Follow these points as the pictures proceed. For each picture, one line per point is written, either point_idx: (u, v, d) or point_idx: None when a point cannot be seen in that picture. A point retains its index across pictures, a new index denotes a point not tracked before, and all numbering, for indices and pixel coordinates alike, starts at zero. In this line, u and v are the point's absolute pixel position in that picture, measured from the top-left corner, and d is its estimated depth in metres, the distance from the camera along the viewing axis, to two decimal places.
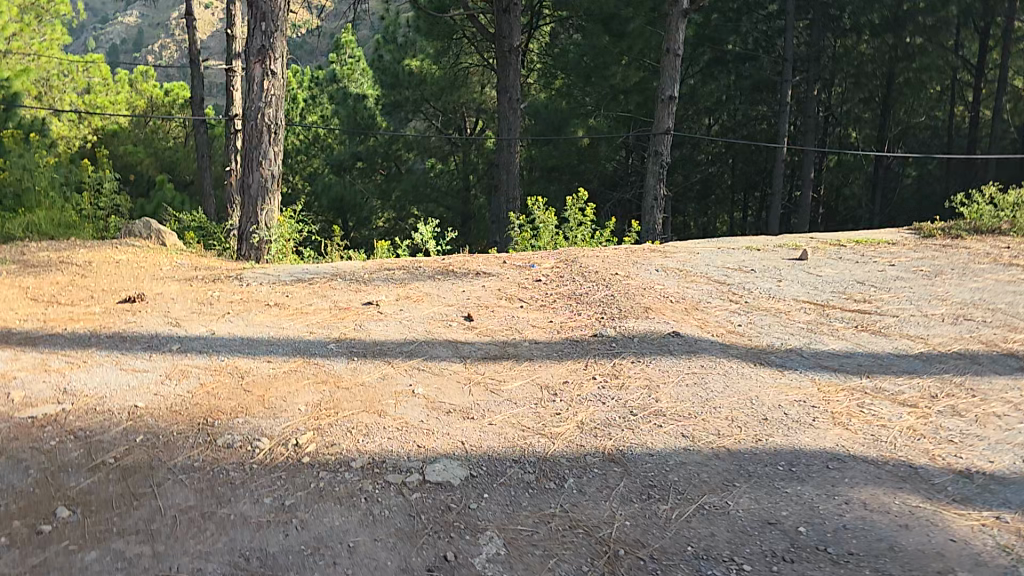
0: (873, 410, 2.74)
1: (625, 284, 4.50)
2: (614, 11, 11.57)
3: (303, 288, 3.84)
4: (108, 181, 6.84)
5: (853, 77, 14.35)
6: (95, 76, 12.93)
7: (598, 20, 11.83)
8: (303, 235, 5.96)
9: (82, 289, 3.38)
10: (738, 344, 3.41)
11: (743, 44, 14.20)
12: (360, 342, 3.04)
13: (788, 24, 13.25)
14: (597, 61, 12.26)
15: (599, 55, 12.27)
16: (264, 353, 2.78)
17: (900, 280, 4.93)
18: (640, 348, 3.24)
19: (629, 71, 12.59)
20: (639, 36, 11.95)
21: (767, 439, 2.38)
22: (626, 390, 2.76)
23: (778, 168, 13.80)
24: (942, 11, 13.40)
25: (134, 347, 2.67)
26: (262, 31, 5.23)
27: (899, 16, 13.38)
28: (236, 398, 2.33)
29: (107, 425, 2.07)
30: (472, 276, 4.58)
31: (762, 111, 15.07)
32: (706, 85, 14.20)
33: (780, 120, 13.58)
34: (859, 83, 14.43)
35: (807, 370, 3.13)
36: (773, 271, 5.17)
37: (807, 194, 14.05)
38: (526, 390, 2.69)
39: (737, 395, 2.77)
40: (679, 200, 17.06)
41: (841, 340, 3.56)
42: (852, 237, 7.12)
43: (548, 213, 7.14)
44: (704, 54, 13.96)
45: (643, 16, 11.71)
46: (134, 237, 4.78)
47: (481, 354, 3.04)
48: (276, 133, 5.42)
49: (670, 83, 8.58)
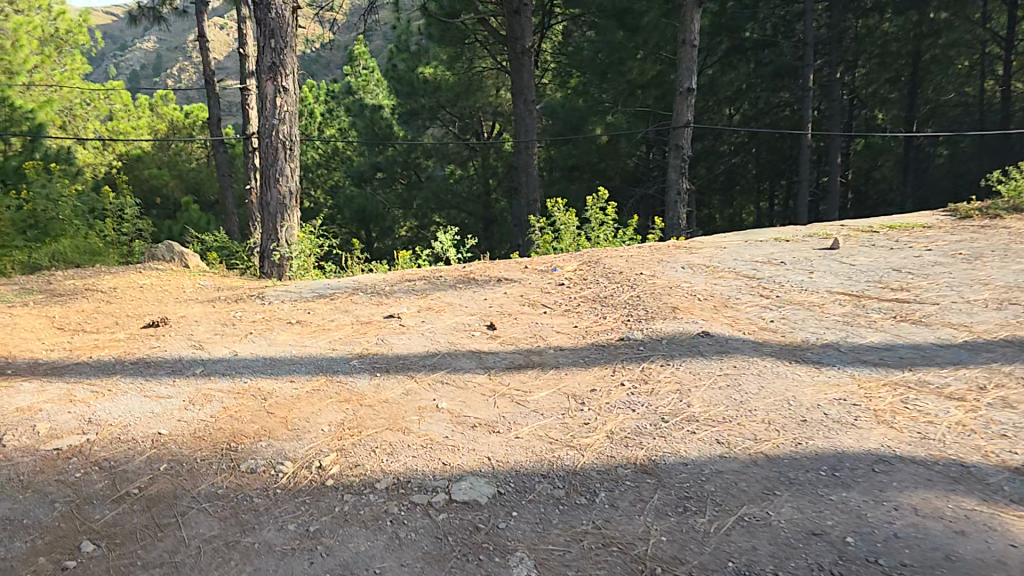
0: (919, 406, 2.60)
1: (650, 283, 4.41)
2: (627, 4, 11.36)
3: (324, 304, 3.84)
4: (129, 207, 6.98)
5: (878, 56, 14.39)
6: (117, 103, 13.31)
7: (611, 16, 11.71)
8: (324, 250, 5.98)
9: (107, 315, 3.42)
10: (771, 341, 3.30)
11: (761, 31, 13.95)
12: (382, 357, 3.00)
13: (806, 7, 12.95)
14: (612, 57, 12.14)
15: (615, 51, 12.09)
16: (286, 372, 2.77)
17: (939, 265, 4.74)
18: (669, 351, 3.15)
19: (646, 65, 12.36)
20: (654, 28, 11.66)
21: (807, 442, 2.27)
22: (656, 395, 2.68)
23: (804, 155, 13.50)
24: None
25: (158, 372, 2.67)
26: (272, 48, 5.25)
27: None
28: (259, 420, 2.31)
29: (131, 454, 2.06)
30: (493, 283, 4.53)
31: (784, 98, 14.77)
32: (725, 74, 13.96)
33: (803, 106, 13.28)
34: (883, 62, 14.50)
35: (845, 365, 3.00)
36: (804, 263, 5.01)
37: (835, 179, 13.70)
38: (552, 400, 2.62)
39: (774, 396, 2.66)
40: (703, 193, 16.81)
41: (880, 332, 3.41)
42: (884, 223, 6.90)
43: (569, 215, 7.08)
44: (722, 44, 13.74)
45: (658, 8, 11.44)
46: (158, 260, 4.83)
47: (505, 364, 2.98)
48: (291, 149, 5.45)
49: (687, 75, 8.42)
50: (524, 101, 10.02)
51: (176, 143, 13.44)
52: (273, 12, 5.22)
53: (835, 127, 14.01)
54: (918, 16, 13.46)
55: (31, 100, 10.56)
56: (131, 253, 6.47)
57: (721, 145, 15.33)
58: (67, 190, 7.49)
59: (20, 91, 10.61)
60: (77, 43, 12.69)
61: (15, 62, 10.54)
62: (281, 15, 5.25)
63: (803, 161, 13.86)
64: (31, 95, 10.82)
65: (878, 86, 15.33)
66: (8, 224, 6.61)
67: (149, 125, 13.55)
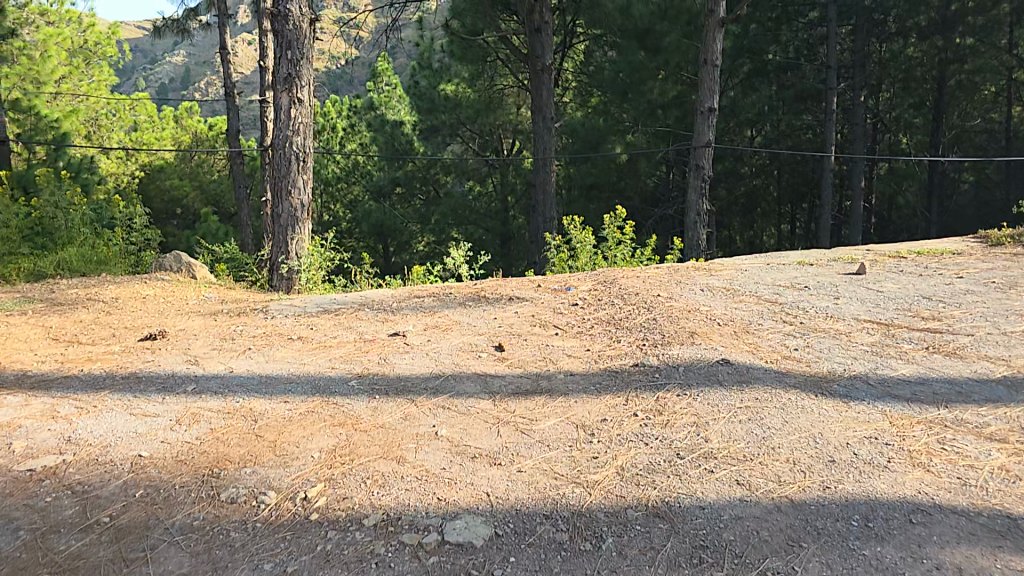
0: (956, 447, 2.40)
1: (667, 305, 4.24)
2: (648, 26, 11.57)
3: (328, 320, 3.72)
4: (139, 217, 6.95)
5: (901, 81, 14.18)
6: (142, 114, 13.50)
7: (633, 36, 11.72)
8: (334, 264, 5.87)
9: (105, 326, 3.33)
10: (795, 371, 3.10)
11: (783, 54, 13.94)
12: (382, 378, 2.86)
13: (830, 30, 12.82)
14: (633, 78, 12.19)
15: (637, 72, 12.13)
16: (281, 392, 2.64)
17: (971, 294, 4.51)
18: (686, 380, 2.96)
19: (666, 86, 12.30)
20: (676, 49, 11.84)
21: (835, 486, 2.08)
22: (671, 427, 2.50)
23: (827, 178, 13.25)
24: (996, 10, 12.77)
25: (147, 389, 2.55)
26: (289, 59, 5.22)
27: (948, 18, 12.85)
28: (246, 444, 2.18)
29: (107, 478, 1.93)
30: (505, 301, 4.39)
31: (808, 121, 14.57)
32: (747, 96, 13.51)
33: (826, 128, 13.09)
34: (907, 87, 14.23)
35: (874, 400, 2.79)
36: (829, 288, 4.81)
37: (858, 203, 13.44)
38: (559, 430, 2.45)
39: (798, 432, 2.47)
40: (723, 215, 16.56)
41: (911, 364, 3.21)
42: (912, 247, 6.67)
43: (585, 232, 6.91)
44: (744, 66, 13.43)
45: (678, 29, 11.67)
46: (165, 271, 4.77)
47: (511, 390, 2.81)
48: (304, 162, 5.40)
49: (708, 95, 8.27)
50: (543, 118, 9.95)
51: (199, 155, 13.51)
52: (291, 24, 5.19)
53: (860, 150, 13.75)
54: (943, 41, 13.29)
55: (58, 109, 10.78)
56: (141, 263, 6.48)
57: (743, 167, 15.14)
58: (79, 197, 7.49)
59: (47, 100, 10.78)
60: (105, 55, 12.84)
61: (43, 72, 10.69)
62: (298, 26, 5.22)
63: (826, 184, 13.60)
64: (59, 105, 11.03)
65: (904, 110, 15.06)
66: (16, 232, 6.59)
67: (173, 136, 13.70)
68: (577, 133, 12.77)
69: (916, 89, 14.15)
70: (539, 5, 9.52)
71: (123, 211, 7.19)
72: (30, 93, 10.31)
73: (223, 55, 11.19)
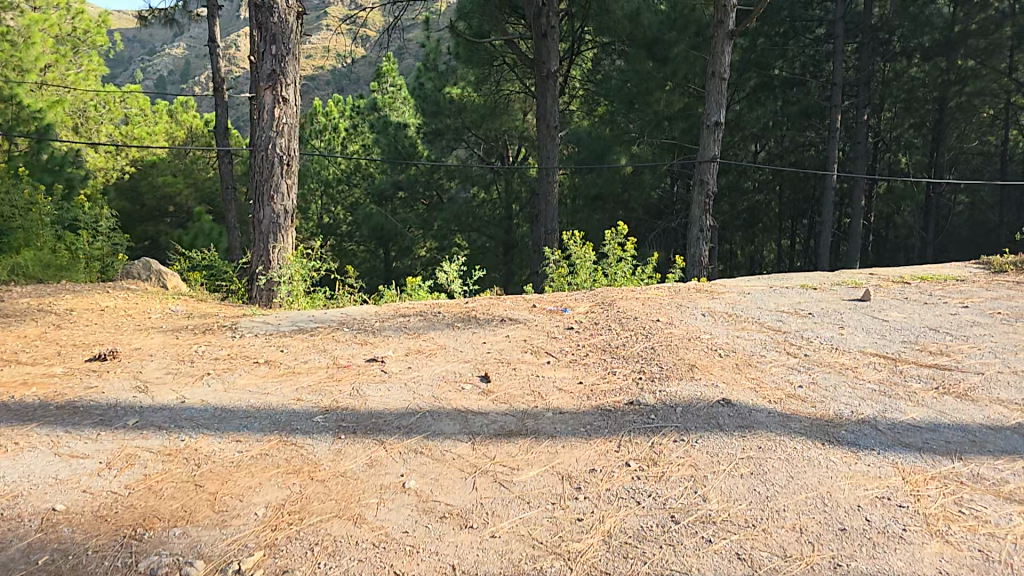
0: (977, 510, 2.10)
1: (666, 333, 3.96)
2: (656, 35, 11.23)
3: (301, 341, 3.44)
4: (105, 220, 6.69)
5: (903, 102, 13.84)
6: (134, 107, 13.19)
7: (641, 45, 11.41)
8: (319, 275, 5.56)
9: (52, 343, 3.07)
10: (801, 414, 2.82)
11: (790, 68, 13.68)
12: (351, 413, 2.58)
13: (836, 47, 12.60)
14: (640, 87, 11.89)
15: (644, 81, 11.82)
16: (235, 429, 2.37)
17: (978, 326, 4.26)
18: (683, 423, 2.69)
19: (673, 97, 12.03)
20: (684, 60, 11.55)
21: (848, 565, 1.78)
22: (665, 482, 2.21)
23: (829, 196, 13.01)
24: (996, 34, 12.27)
25: (82, 424, 2.32)
26: (273, 55, 4.98)
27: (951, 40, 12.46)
28: (181, 497, 1.92)
29: (9, 539, 1.69)
30: (496, 323, 4.14)
31: (811, 137, 14.46)
32: (752, 111, 13.49)
33: (831, 145, 12.86)
34: (909, 108, 13.87)
35: (884, 450, 2.51)
36: (835, 315, 4.55)
37: (859, 222, 13.25)
38: (543, 483, 2.16)
39: (804, 491, 2.16)
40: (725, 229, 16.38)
41: (920, 407, 2.93)
42: (914, 272, 6.44)
43: (585, 248, 6.65)
44: (750, 80, 13.31)
45: (687, 40, 11.39)
46: (133, 278, 4.55)
47: (493, 431, 2.53)
48: (289, 165, 5.15)
49: (714, 107, 8.01)
50: (547, 126, 9.63)
51: (194, 151, 13.27)
52: (275, 16, 4.94)
53: (863, 169, 13.57)
54: (946, 63, 12.96)
55: (42, 99, 10.60)
56: (108, 268, 6.40)
57: (747, 181, 14.95)
58: (42, 196, 7.11)
59: (31, 89, 10.52)
60: (95, 44, 12.00)
61: (26, 59, 10.40)
62: (283, 19, 4.96)
63: (827, 202, 13.37)
64: (43, 95, 10.71)
65: (903, 130, 14.88)
66: None
67: (166, 130, 13.51)
68: (583, 142, 12.62)
69: (917, 110, 13.83)
70: (548, 9, 9.23)
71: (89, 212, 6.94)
72: (12, 80, 10.07)
73: (212, 50, 10.86)
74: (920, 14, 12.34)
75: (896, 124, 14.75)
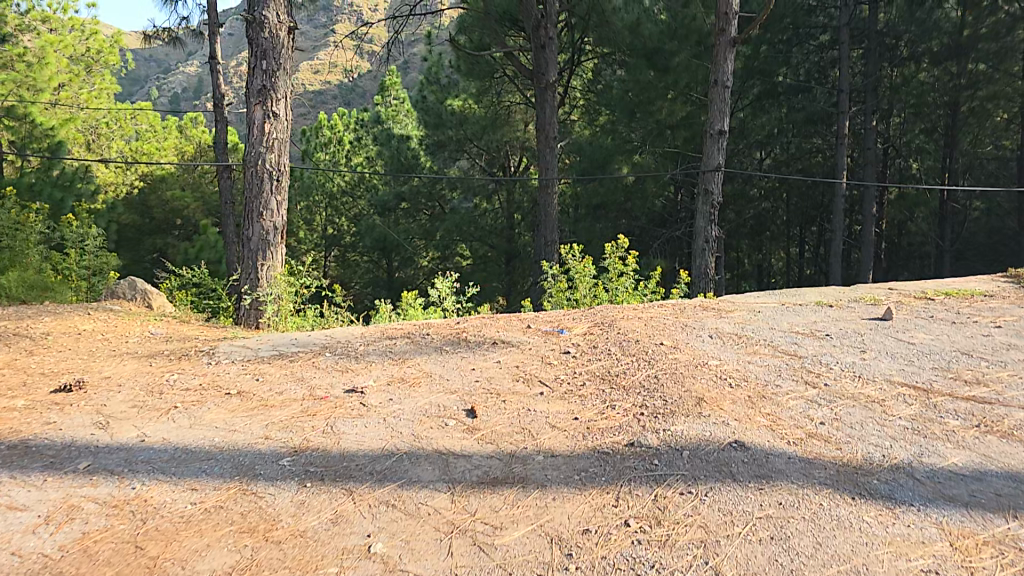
0: None
1: (671, 359, 3.69)
2: (657, 45, 11.18)
3: (279, 368, 3.24)
4: (92, 239, 6.78)
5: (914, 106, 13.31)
6: (144, 123, 13.39)
7: (642, 54, 11.38)
8: (309, 293, 5.35)
9: (19, 372, 2.90)
10: (825, 459, 2.53)
11: (795, 76, 13.39)
12: (322, 456, 2.36)
13: (841, 54, 12.12)
14: (641, 96, 11.71)
15: (644, 90, 11.65)
16: (195, 474, 2.16)
17: (1015, 350, 3.92)
18: (691, 471, 2.42)
19: (675, 105, 11.71)
20: (685, 69, 11.36)
21: None
22: (672, 549, 1.94)
23: (840, 205, 12.57)
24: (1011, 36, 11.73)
25: (31, 466, 2.14)
26: (262, 70, 4.83)
27: (961, 42, 12.11)
28: (118, 562, 1.70)
29: None
30: (486, 346, 3.91)
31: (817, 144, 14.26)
32: (756, 118, 13.23)
33: (837, 154, 12.47)
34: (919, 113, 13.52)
35: (925, 506, 2.21)
36: (855, 337, 4.24)
37: (869, 231, 12.75)
38: (528, 547, 1.91)
39: (836, 564, 1.88)
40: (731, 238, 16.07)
41: (963, 451, 2.62)
42: (938, 286, 6.08)
43: (584, 262, 6.37)
44: (754, 87, 12.92)
45: (689, 48, 11.19)
46: (119, 297, 4.48)
47: (476, 478, 2.30)
48: (278, 180, 5.00)
49: (719, 116, 7.72)
50: (547, 137, 9.36)
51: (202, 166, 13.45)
52: (267, 32, 4.80)
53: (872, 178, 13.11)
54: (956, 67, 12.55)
55: (55, 117, 10.52)
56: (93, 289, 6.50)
57: (751, 190, 14.66)
58: (33, 217, 7.20)
59: (45, 107, 10.44)
60: (107, 64, 12.42)
61: (41, 79, 10.19)
62: (274, 35, 4.82)
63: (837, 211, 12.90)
64: (56, 112, 10.70)
65: (914, 136, 14.37)
66: None
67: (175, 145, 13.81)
68: (584, 151, 12.20)
69: (928, 114, 13.48)
70: (546, 21, 9.13)
71: (77, 232, 7.01)
72: (26, 99, 9.92)
73: (211, 65, 10.82)
74: (926, 20, 12.23)
75: (907, 131, 14.40)
